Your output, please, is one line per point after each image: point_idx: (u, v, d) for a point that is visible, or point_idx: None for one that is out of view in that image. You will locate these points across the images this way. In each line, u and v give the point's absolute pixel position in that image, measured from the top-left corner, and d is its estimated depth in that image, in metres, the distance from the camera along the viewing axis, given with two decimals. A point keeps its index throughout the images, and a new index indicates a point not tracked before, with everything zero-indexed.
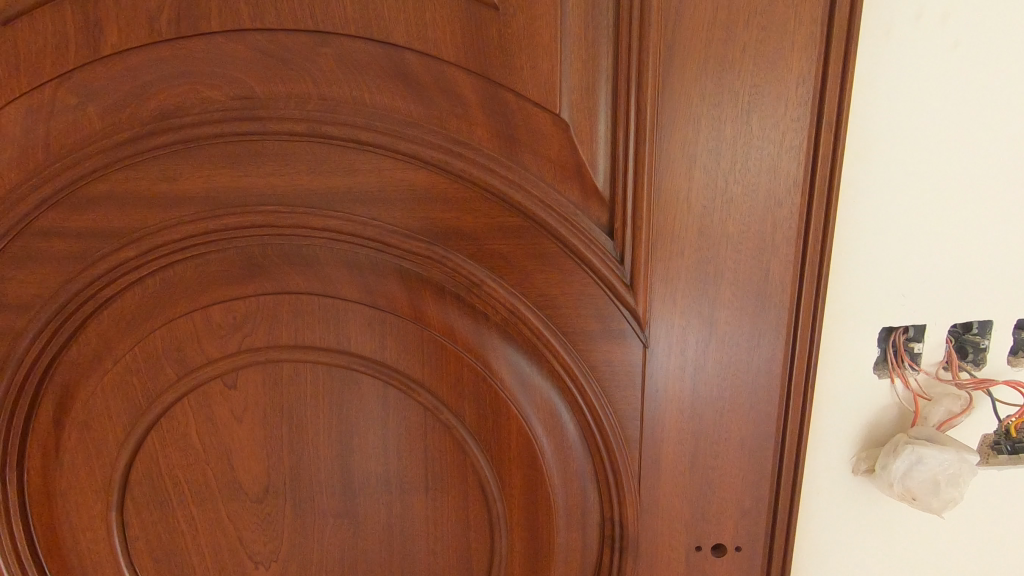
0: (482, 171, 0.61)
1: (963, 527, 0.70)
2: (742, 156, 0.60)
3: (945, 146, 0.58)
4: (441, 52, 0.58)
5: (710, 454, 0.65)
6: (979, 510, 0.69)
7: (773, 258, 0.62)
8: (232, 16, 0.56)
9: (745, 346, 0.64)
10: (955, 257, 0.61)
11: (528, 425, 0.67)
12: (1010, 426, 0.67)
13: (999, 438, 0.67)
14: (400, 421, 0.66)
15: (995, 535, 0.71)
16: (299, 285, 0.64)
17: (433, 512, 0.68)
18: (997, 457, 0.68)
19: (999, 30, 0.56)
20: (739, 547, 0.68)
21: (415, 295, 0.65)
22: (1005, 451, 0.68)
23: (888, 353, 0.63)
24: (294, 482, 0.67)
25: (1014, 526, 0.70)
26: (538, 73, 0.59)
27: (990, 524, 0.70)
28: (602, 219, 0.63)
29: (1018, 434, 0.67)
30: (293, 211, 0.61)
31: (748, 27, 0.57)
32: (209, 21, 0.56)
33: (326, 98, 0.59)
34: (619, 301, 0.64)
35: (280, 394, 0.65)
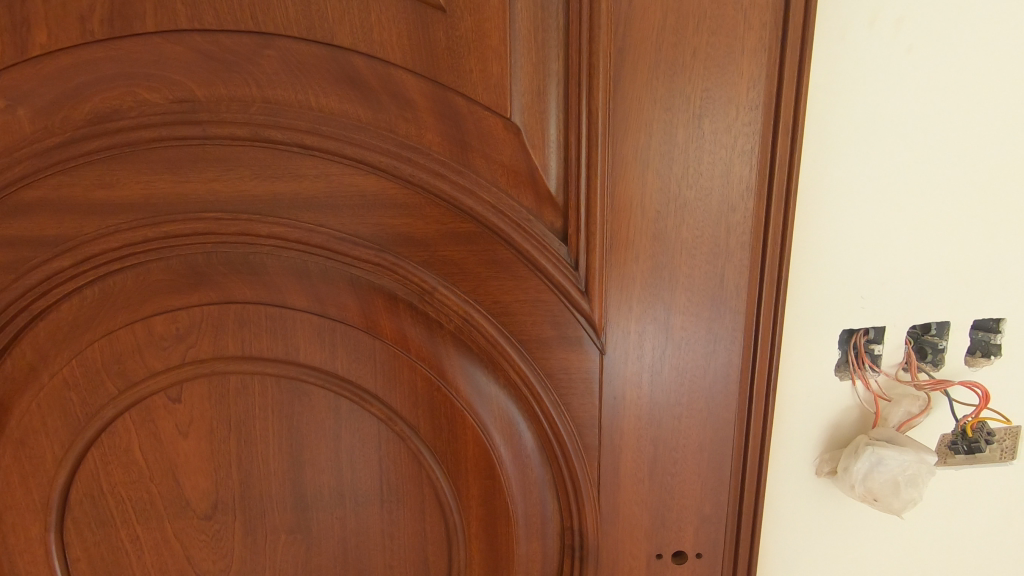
0: (427, 173, 0.58)
1: (923, 530, 0.68)
2: (692, 161, 0.57)
3: (895, 147, 0.56)
4: (386, 53, 0.55)
5: (670, 461, 0.63)
6: (940, 513, 0.68)
7: (728, 263, 0.59)
8: (173, 17, 0.54)
9: (702, 352, 0.61)
10: (911, 259, 0.59)
11: (483, 434, 0.66)
12: (967, 426, 0.65)
13: (956, 438, 0.66)
14: (354, 431, 0.66)
15: (956, 538, 0.69)
16: (244, 296, 0.62)
17: (390, 524, 0.68)
18: (955, 457, 0.66)
19: (953, 32, 0.53)
20: (700, 554, 0.67)
21: (367, 305, 0.63)
22: (962, 451, 0.66)
23: (849, 355, 0.61)
24: (247, 498, 0.67)
25: (974, 528, 0.69)
26: (485, 71, 0.55)
27: (949, 526, 0.69)
28: (555, 223, 0.60)
29: (975, 433, 0.66)
30: (235, 219, 0.59)
31: (699, 27, 0.54)
32: (144, 21, 0.53)
33: (270, 102, 0.57)
34: (575, 308, 0.61)
35: (230, 407, 0.65)
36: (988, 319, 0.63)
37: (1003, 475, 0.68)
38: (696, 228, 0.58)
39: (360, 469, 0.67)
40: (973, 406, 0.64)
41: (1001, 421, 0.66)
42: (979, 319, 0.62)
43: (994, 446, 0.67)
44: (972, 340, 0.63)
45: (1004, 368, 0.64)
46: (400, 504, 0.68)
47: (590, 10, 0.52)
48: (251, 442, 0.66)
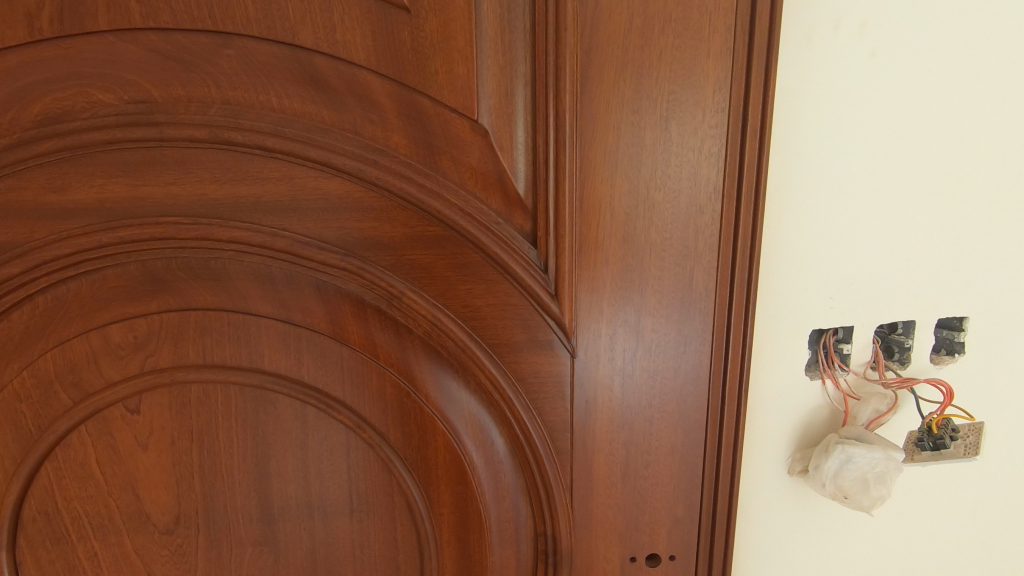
0: (394, 176, 0.57)
1: (891, 526, 0.70)
2: (660, 164, 0.57)
3: (858, 150, 0.57)
4: (350, 53, 0.54)
5: (643, 463, 0.64)
6: (906, 509, 0.69)
7: (697, 264, 0.59)
8: (126, 15, 0.52)
9: (672, 354, 0.61)
10: (875, 258, 0.60)
11: (455, 440, 0.65)
12: (933, 423, 0.66)
13: (922, 435, 0.67)
14: (321, 440, 0.65)
15: (922, 533, 0.71)
16: (206, 303, 0.60)
17: (359, 534, 0.67)
18: (921, 453, 0.68)
19: (912, 37, 0.55)
20: (673, 556, 0.67)
21: (334, 311, 0.61)
22: (928, 447, 0.67)
23: (818, 355, 0.62)
24: (212, 510, 0.65)
25: (939, 522, 0.71)
26: (451, 72, 0.54)
27: (916, 521, 0.70)
28: (524, 226, 0.60)
29: (940, 430, 0.67)
30: (195, 223, 0.57)
31: (664, 31, 0.54)
32: (96, 19, 0.52)
33: (230, 104, 0.55)
34: (545, 312, 0.60)
35: (191, 417, 0.63)
36: (953, 318, 0.64)
37: (965, 469, 0.69)
38: (665, 230, 0.58)
39: (329, 478, 0.66)
40: (937, 403, 0.65)
41: (965, 418, 0.67)
42: (943, 318, 0.63)
43: (959, 442, 0.68)
44: (938, 338, 0.64)
45: (965, 365, 0.65)
46: (371, 513, 0.67)
47: (555, 12, 0.52)
48: (215, 452, 0.64)
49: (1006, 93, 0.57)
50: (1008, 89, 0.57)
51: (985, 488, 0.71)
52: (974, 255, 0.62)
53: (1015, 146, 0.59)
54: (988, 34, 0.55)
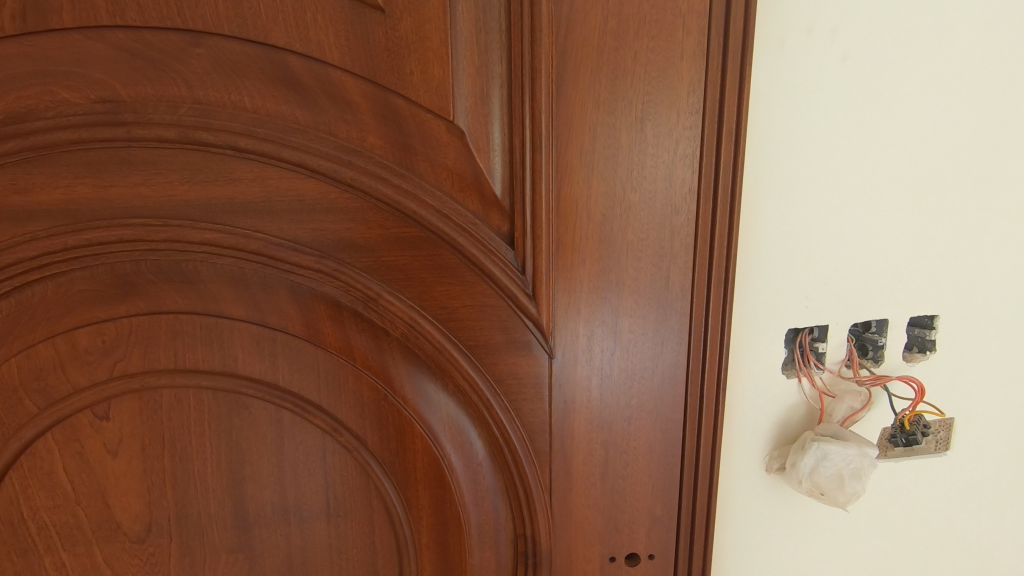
0: (370, 178, 0.56)
1: (864, 522, 0.71)
2: (636, 165, 0.57)
3: (829, 152, 0.58)
4: (324, 54, 0.53)
5: (622, 463, 0.64)
6: (879, 505, 0.71)
7: (673, 265, 0.60)
8: (92, 13, 0.50)
9: (649, 354, 0.62)
10: (847, 258, 0.61)
11: (433, 443, 0.65)
12: (905, 419, 0.67)
13: (895, 431, 0.68)
14: (297, 444, 0.64)
15: (895, 528, 0.72)
16: (177, 306, 0.59)
17: (337, 539, 0.67)
18: (894, 449, 0.69)
19: (880, 41, 0.56)
20: (652, 555, 0.67)
21: (310, 313, 0.61)
22: (901, 443, 0.69)
23: (795, 354, 0.63)
24: (186, 517, 0.64)
25: (910, 517, 0.72)
26: (426, 73, 0.54)
27: (889, 516, 0.72)
28: (501, 227, 0.60)
29: (913, 426, 0.68)
30: (165, 225, 0.56)
31: (639, 33, 0.54)
32: (60, 16, 0.50)
33: (201, 104, 0.54)
34: (522, 313, 0.60)
35: (162, 423, 0.62)
36: (924, 316, 0.65)
37: (935, 464, 0.71)
38: (641, 231, 0.59)
39: (306, 483, 0.65)
40: (909, 400, 0.67)
41: (936, 414, 0.69)
42: (915, 316, 0.65)
43: (930, 437, 0.70)
44: (910, 336, 0.66)
45: (935, 362, 0.67)
46: (348, 518, 0.66)
47: (531, 13, 0.52)
48: (187, 458, 0.63)
49: (969, 95, 0.58)
50: (972, 92, 0.58)
51: (954, 482, 0.72)
52: (941, 254, 0.63)
53: (978, 149, 0.60)
54: (952, 39, 0.57)
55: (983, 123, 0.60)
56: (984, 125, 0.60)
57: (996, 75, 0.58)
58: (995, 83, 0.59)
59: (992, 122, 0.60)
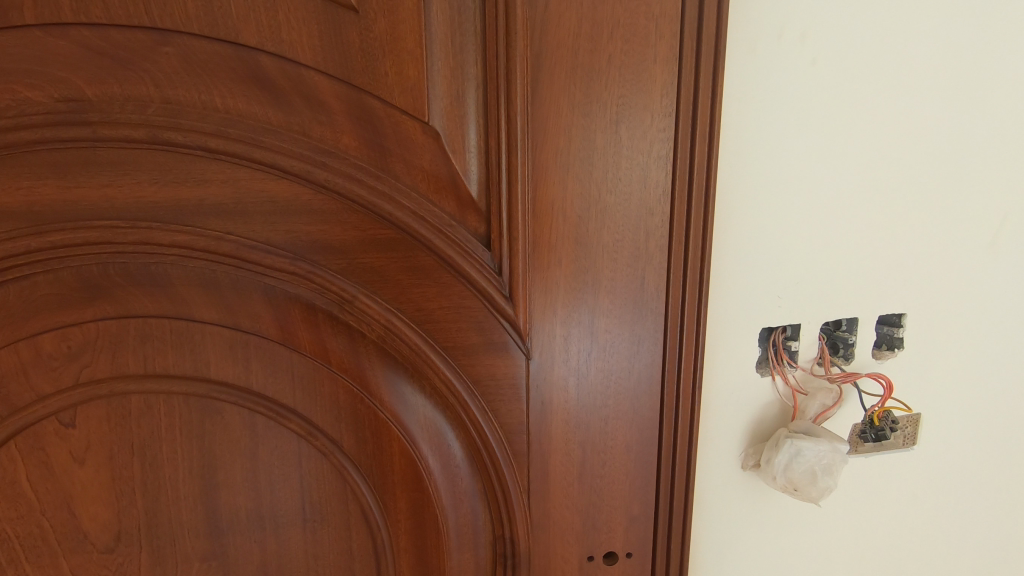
0: (345, 179, 0.56)
1: (834, 516, 0.73)
2: (611, 167, 0.58)
3: (797, 155, 0.59)
4: (297, 54, 0.52)
5: (599, 463, 0.64)
6: (848, 499, 0.73)
7: (647, 266, 0.60)
8: (54, 9, 0.49)
9: (625, 354, 0.62)
10: (816, 258, 0.63)
11: (410, 445, 0.65)
12: (875, 415, 0.69)
13: (865, 427, 0.70)
14: (272, 449, 0.63)
15: (863, 521, 0.74)
16: (146, 310, 0.58)
17: (313, 544, 0.66)
18: (864, 445, 0.71)
19: (844, 47, 0.57)
20: (630, 554, 0.68)
21: (285, 317, 0.60)
22: (870, 439, 0.70)
23: (768, 353, 0.64)
24: (156, 526, 0.63)
25: (878, 510, 0.74)
26: (401, 74, 0.54)
27: (858, 510, 0.73)
28: (477, 228, 0.60)
29: (882, 421, 0.70)
30: (134, 227, 0.55)
31: (612, 36, 0.55)
32: (19, 12, 0.49)
33: (171, 103, 0.53)
34: (499, 314, 0.60)
35: (131, 430, 0.61)
36: (892, 314, 0.67)
37: (902, 459, 0.73)
38: (616, 233, 0.59)
39: (281, 487, 0.64)
40: (878, 396, 0.68)
41: (904, 409, 0.71)
42: (884, 314, 0.67)
43: (899, 432, 0.71)
44: (879, 334, 0.67)
45: (900, 358, 0.69)
46: (325, 522, 0.66)
47: (505, 16, 0.52)
48: (158, 465, 0.62)
49: (930, 100, 0.60)
50: (932, 96, 0.60)
51: (920, 476, 0.75)
52: (905, 254, 0.65)
53: (938, 153, 0.62)
54: (912, 46, 0.58)
55: (943, 126, 0.62)
56: (944, 127, 0.62)
57: (955, 79, 0.60)
58: (954, 87, 0.61)
59: (950, 124, 0.62)
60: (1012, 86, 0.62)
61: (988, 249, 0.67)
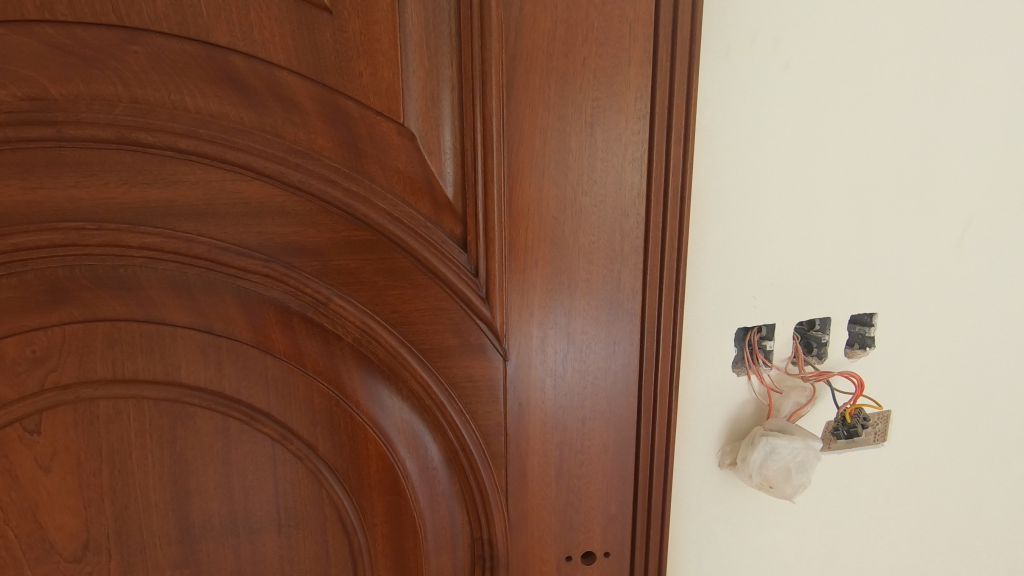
0: (319, 181, 0.55)
1: (807, 513, 0.74)
2: (586, 169, 0.58)
3: (769, 158, 0.60)
4: (270, 54, 0.51)
5: (577, 464, 0.65)
6: (821, 495, 0.74)
7: (623, 267, 0.61)
8: (17, 6, 0.48)
9: (602, 354, 0.63)
10: (789, 259, 0.64)
11: (387, 447, 0.64)
12: (847, 412, 0.71)
13: (838, 424, 0.71)
14: (246, 454, 0.62)
15: (836, 517, 0.76)
16: (114, 313, 0.57)
17: (288, 549, 0.65)
18: (837, 441, 0.72)
19: (813, 53, 0.58)
20: (608, 553, 0.68)
21: (259, 320, 0.59)
22: (843, 436, 0.72)
23: (744, 352, 0.65)
24: (126, 533, 0.62)
25: (849, 506, 0.76)
26: (376, 75, 0.53)
27: (830, 506, 0.75)
28: (453, 230, 0.59)
29: (854, 418, 0.72)
30: (101, 229, 0.54)
31: (587, 39, 0.55)
32: None
33: (139, 103, 0.52)
34: (476, 315, 0.60)
35: (100, 435, 0.59)
36: (864, 313, 0.68)
37: (872, 456, 0.74)
38: (592, 234, 0.60)
39: (255, 492, 0.63)
40: (850, 394, 0.70)
41: (875, 407, 0.72)
42: (856, 314, 0.68)
43: (870, 429, 0.73)
44: (851, 333, 0.69)
45: (871, 357, 0.70)
46: (300, 527, 0.65)
47: (481, 17, 0.52)
48: (127, 472, 0.60)
49: (895, 103, 0.62)
50: (898, 101, 0.62)
51: (890, 472, 0.76)
52: (873, 255, 0.66)
53: (903, 156, 0.64)
54: (877, 52, 0.60)
55: (909, 129, 0.63)
56: (910, 131, 0.63)
57: (920, 83, 0.62)
58: (918, 91, 0.62)
59: (916, 128, 0.63)
60: (972, 92, 0.64)
61: (952, 250, 0.69)
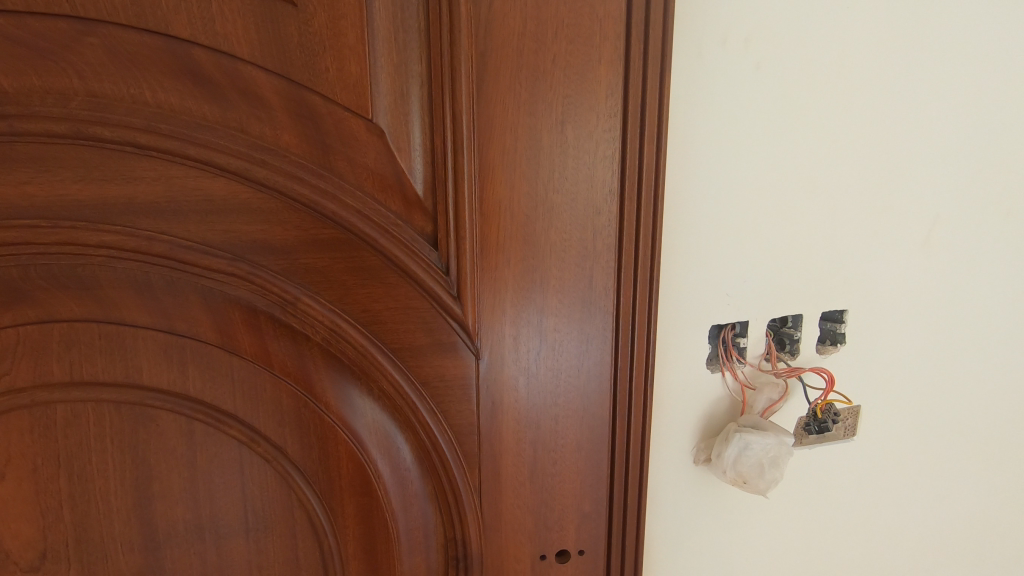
0: (285, 177, 0.54)
1: (778, 508, 0.75)
2: (558, 167, 0.57)
3: (739, 156, 0.60)
4: (233, 48, 0.50)
5: (550, 462, 0.64)
6: (792, 490, 0.75)
7: (595, 265, 0.60)
8: None
9: (574, 352, 0.62)
10: (760, 257, 0.64)
11: (358, 448, 0.63)
12: (818, 408, 0.72)
13: (809, 420, 0.72)
14: (212, 457, 0.61)
15: (806, 510, 0.76)
16: (72, 314, 0.55)
17: (257, 553, 0.64)
18: (808, 436, 0.73)
19: (781, 51, 0.58)
20: (582, 551, 0.68)
21: (224, 320, 0.58)
22: (813, 431, 0.73)
23: (718, 349, 0.66)
24: (86, 541, 0.60)
25: (819, 500, 0.77)
26: (343, 71, 0.52)
27: (801, 500, 0.76)
28: (424, 228, 0.58)
29: (824, 414, 0.73)
30: (57, 227, 0.52)
31: (557, 35, 0.54)
32: None
33: (96, 97, 0.50)
34: (447, 314, 0.59)
35: (57, 441, 0.57)
36: (834, 311, 0.69)
37: (840, 450, 0.75)
38: (564, 232, 0.59)
39: (221, 495, 0.62)
40: (821, 389, 0.71)
41: (844, 402, 0.73)
42: (827, 311, 0.69)
43: (839, 424, 0.74)
44: (822, 330, 0.70)
45: (840, 353, 0.71)
46: (269, 531, 0.64)
47: (449, 13, 0.51)
48: (86, 477, 0.58)
49: (861, 103, 0.62)
50: (864, 100, 0.62)
51: (858, 466, 0.77)
52: (841, 253, 0.67)
53: (869, 155, 0.65)
54: (843, 52, 0.60)
55: (876, 129, 0.64)
56: (876, 130, 0.64)
57: (885, 84, 0.63)
58: (883, 92, 0.63)
59: (881, 127, 0.64)
60: (935, 92, 0.65)
61: (917, 247, 0.70)
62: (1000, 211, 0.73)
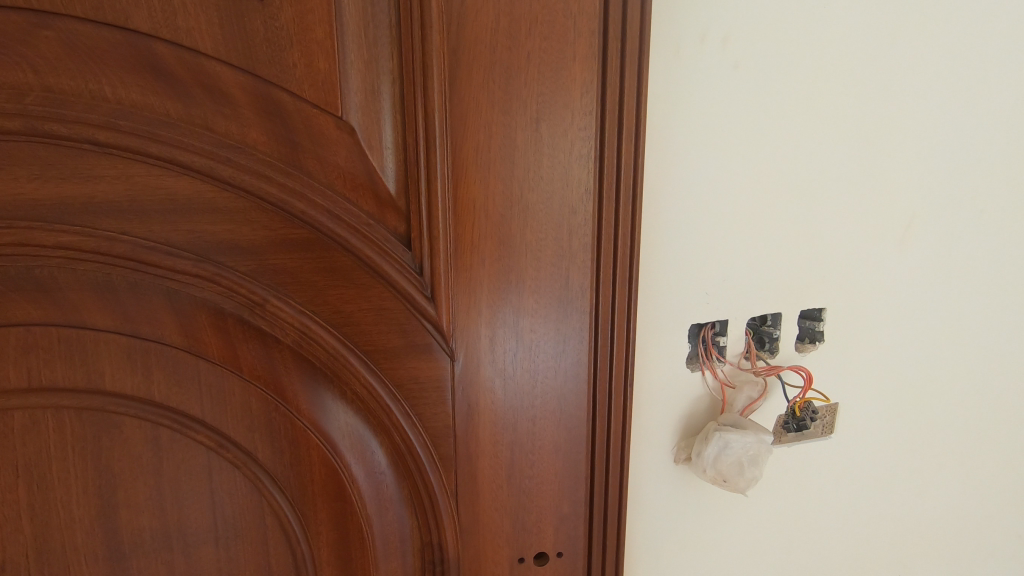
0: (252, 176, 0.52)
1: (756, 506, 0.74)
2: (533, 165, 0.56)
3: (715, 155, 0.60)
4: (196, 43, 0.48)
5: (527, 464, 0.63)
6: (769, 488, 0.74)
7: (572, 264, 0.59)
8: None
9: (552, 353, 0.61)
10: (737, 255, 0.64)
11: (332, 452, 0.62)
12: (796, 406, 0.71)
13: (788, 418, 0.72)
14: (178, 463, 0.59)
15: (783, 507, 0.76)
16: (29, 317, 0.53)
17: (227, 562, 0.62)
18: (787, 434, 0.73)
19: (756, 49, 0.58)
20: (560, 553, 0.67)
21: (191, 323, 0.56)
22: (792, 429, 0.73)
23: (699, 348, 0.65)
24: (46, 552, 0.57)
25: (796, 497, 0.77)
26: (311, 67, 0.50)
27: (778, 497, 0.75)
28: (397, 228, 0.57)
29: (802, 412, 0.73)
30: (12, 227, 0.49)
31: (531, 32, 0.53)
32: None
33: (52, 92, 0.48)
34: (421, 315, 0.58)
35: (15, 448, 0.55)
36: (813, 309, 0.69)
37: (816, 447, 0.75)
38: (540, 232, 0.58)
39: (189, 503, 0.60)
40: (799, 388, 0.70)
41: (822, 400, 0.73)
42: (806, 309, 0.69)
43: (817, 422, 0.74)
44: (801, 328, 0.69)
45: (817, 351, 0.71)
46: (239, 538, 0.62)
47: (420, 9, 0.50)
48: (46, 486, 0.56)
49: (836, 101, 0.62)
50: (838, 98, 0.62)
51: (835, 463, 0.77)
52: (816, 250, 0.67)
53: (844, 153, 0.64)
54: (818, 50, 0.60)
55: (850, 127, 0.64)
56: (850, 128, 0.64)
57: (858, 82, 0.62)
58: (858, 90, 0.63)
59: (855, 125, 0.64)
60: (908, 90, 0.65)
61: (892, 245, 0.70)
62: (973, 210, 0.73)
